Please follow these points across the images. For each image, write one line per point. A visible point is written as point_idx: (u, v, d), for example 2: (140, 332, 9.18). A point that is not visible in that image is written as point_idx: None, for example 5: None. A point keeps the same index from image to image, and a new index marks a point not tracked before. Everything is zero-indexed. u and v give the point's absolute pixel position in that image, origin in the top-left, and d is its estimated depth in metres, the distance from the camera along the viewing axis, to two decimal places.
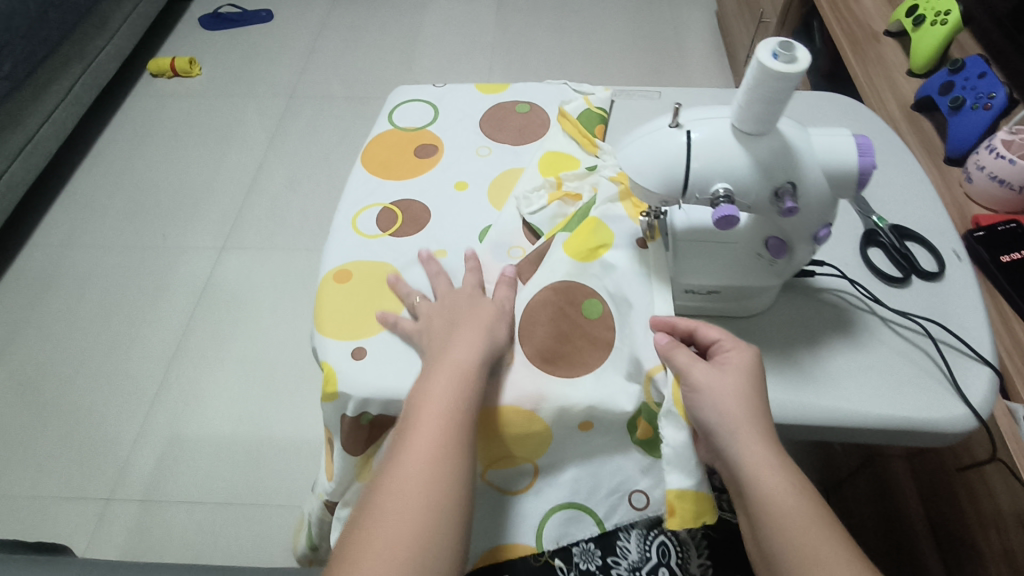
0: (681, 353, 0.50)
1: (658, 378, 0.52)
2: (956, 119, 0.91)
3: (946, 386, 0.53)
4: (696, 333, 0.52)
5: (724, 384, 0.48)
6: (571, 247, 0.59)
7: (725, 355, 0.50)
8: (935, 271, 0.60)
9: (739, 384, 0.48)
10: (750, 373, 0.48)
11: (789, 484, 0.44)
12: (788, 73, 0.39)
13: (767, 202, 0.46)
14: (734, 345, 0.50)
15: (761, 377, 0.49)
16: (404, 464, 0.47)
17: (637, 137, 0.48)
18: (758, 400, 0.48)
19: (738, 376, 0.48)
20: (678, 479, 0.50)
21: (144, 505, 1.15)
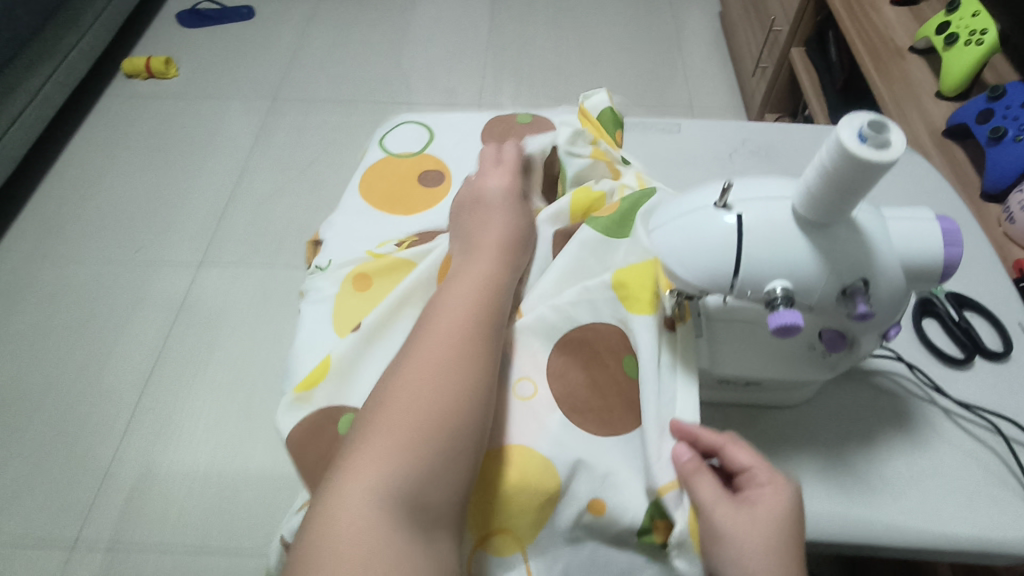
0: (704, 482, 0.42)
1: (669, 499, 0.43)
2: (996, 151, 0.84)
3: (1021, 497, 0.47)
4: (723, 452, 0.44)
5: (753, 535, 0.39)
6: (627, 275, 0.50)
7: (755, 487, 0.42)
8: (1000, 350, 0.53)
9: (769, 539, 0.39)
10: (784, 522, 0.40)
11: None
12: (878, 162, 0.31)
13: (832, 302, 0.39)
14: (769, 479, 0.42)
15: (797, 524, 0.41)
16: (378, 476, 0.39)
17: (675, 216, 0.40)
18: (791, 555, 0.40)
19: (770, 526, 0.40)
20: None
21: (111, 553, 1.06)
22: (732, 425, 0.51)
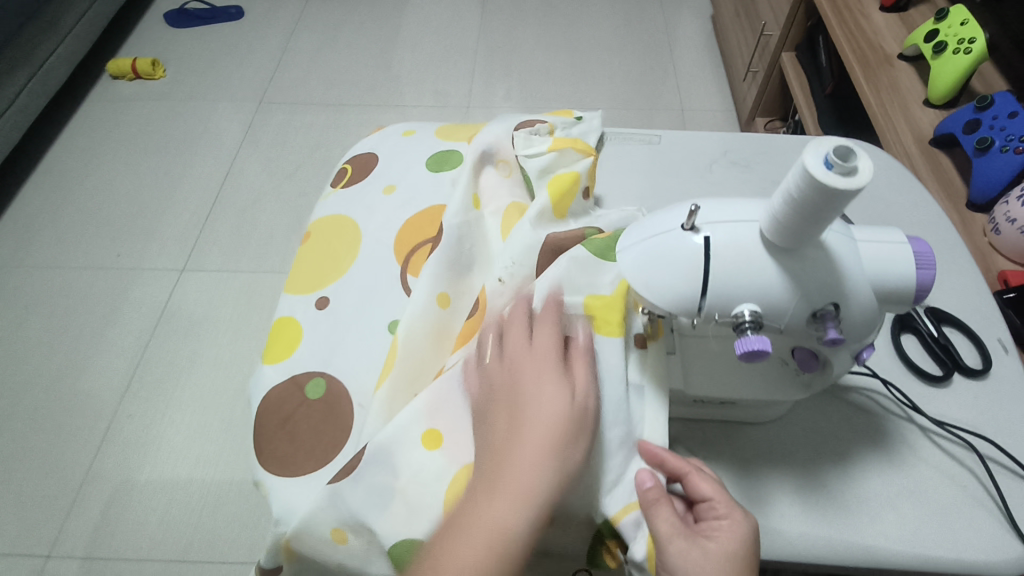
0: (661, 512, 0.41)
1: (624, 524, 0.42)
2: (983, 161, 0.83)
3: (997, 518, 0.46)
4: (686, 481, 0.43)
5: (702, 566, 0.39)
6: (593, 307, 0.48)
7: (714, 520, 0.41)
8: (979, 367, 0.52)
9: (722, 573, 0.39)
10: (737, 558, 0.39)
11: None
12: (842, 189, 0.30)
13: (803, 324, 0.37)
14: (727, 512, 0.41)
15: (753, 559, 0.40)
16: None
17: (645, 236, 0.39)
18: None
19: (721, 560, 0.39)
20: None
21: (88, 564, 1.05)
22: (706, 442, 0.50)
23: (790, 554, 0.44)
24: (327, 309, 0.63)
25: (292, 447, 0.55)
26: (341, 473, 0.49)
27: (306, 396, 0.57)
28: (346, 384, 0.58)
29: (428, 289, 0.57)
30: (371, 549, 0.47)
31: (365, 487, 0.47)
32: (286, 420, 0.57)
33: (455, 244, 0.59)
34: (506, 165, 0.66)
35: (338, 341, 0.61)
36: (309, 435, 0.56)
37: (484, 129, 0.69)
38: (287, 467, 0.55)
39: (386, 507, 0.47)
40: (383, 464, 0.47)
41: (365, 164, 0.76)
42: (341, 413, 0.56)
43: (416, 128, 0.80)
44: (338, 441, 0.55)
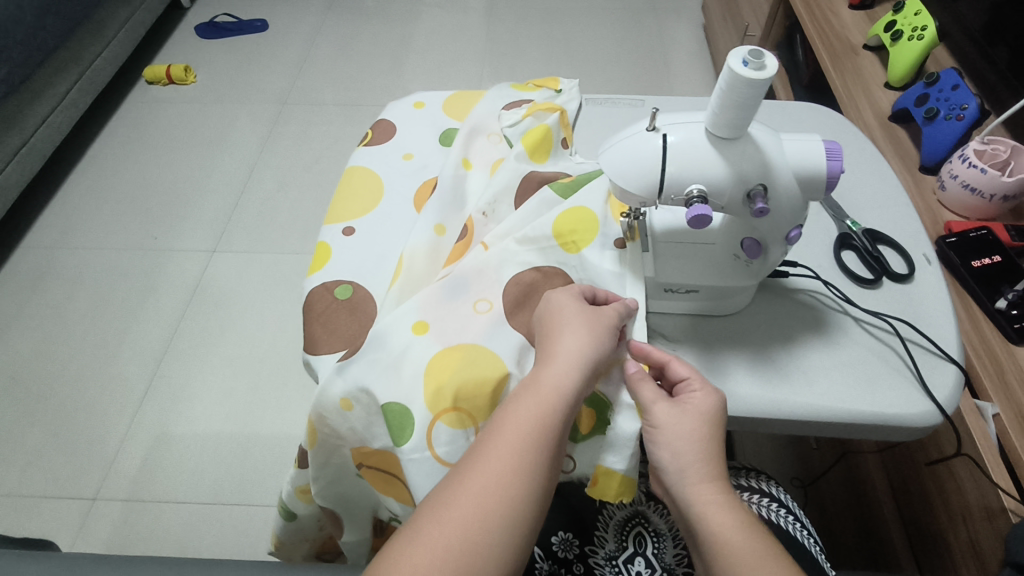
0: (647, 389, 0.52)
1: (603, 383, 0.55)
2: (930, 129, 0.94)
3: (912, 382, 0.56)
4: (667, 367, 0.54)
5: (678, 424, 0.50)
6: (559, 223, 0.61)
7: (689, 389, 0.52)
8: (905, 273, 0.63)
9: (696, 429, 0.50)
10: (708, 418, 0.50)
11: (736, 521, 0.48)
12: (757, 80, 0.42)
13: (740, 203, 0.49)
14: (700, 386, 0.52)
15: (722, 418, 0.51)
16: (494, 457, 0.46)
17: (617, 141, 0.50)
18: (712, 442, 0.50)
19: (697, 420, 0.50)
20: (612, 461, 0.54)
21: (129, 504, 1.15)
22: (676, 330, 0.60)
23: (742, 408, 0.54)
24: (352, 236, 0.70)
25: (323, 336, 0.63)
26: (348, 355, 0.59)
27: (335, 297, 0.65)
28: (371, 292, 0.66)
29: (429, 220, 0.67)
30: (370, 412, 0.56)
31: (364, 363, 0.56)
32: (318, 315, 0.64)
33: (449, 191, 0.70)
34: (496, 134, 0.76)
35: (364, 262, 0.68)
36: (336, 326, 0.63)
37: (478, 106, 0.79)
38: (318, 349, 0.62)
39: (382, 381, 0.55)
40: (380, 343, 0.57)
41: (385, 131, 0.80)
42: (364, 312, 0.64)
43: (425, 99, 0.85)
44: (360, 330, 0.63)
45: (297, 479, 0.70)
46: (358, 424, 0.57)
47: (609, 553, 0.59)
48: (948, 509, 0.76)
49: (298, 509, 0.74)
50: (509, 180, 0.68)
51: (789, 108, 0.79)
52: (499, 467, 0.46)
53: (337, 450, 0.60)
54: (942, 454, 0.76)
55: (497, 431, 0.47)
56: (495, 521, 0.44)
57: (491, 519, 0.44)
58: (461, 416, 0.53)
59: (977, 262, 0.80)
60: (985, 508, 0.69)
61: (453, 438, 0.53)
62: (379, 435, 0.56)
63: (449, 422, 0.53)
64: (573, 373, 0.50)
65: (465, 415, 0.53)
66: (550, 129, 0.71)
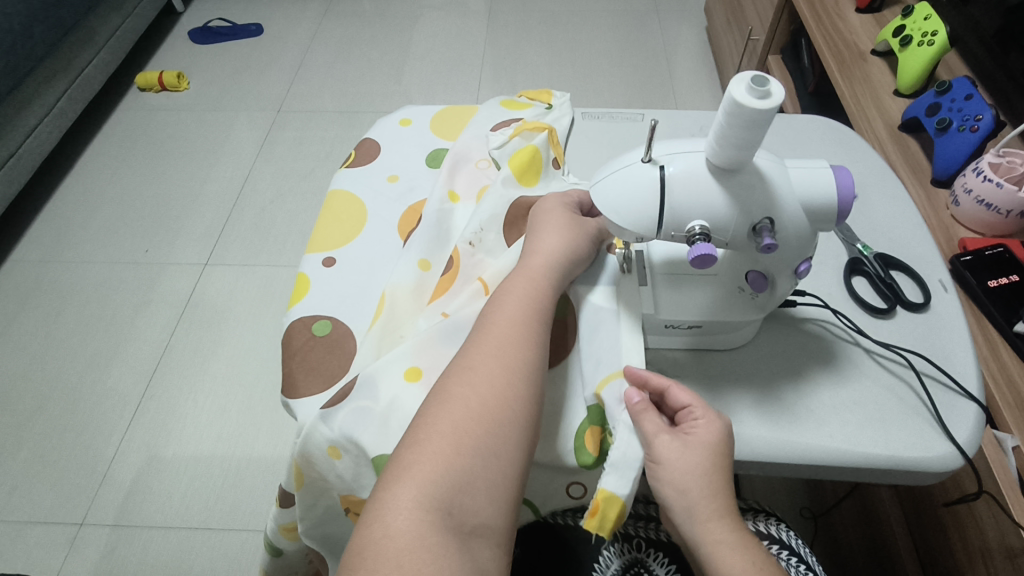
0: (648, 420, 0.48)
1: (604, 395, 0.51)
2: (943, 140, 0.90)
3: (931, 422, 0.52)
4: (667, 393, 0.50)
5: (683, 461, 0.46)
6: None
7: (690, 417, 0.48)
8: (920, 301, 0.59)
9: (700, 462, 0.46)
10: (713, 448, 0.47)
11: (749, 563, 0.45)
12: (762, 111, 0.38)
13: (745, 237, 0.46)
14: (703, 414, 0.48)
15: (728, 448, 0.47)
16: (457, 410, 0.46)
17: (611, 172, 0.47)
18: (720, 474, 0.47)
19: (702, 453, 0.46)
20: (613, 483, 0.47)
21: (117, 529, 1.12)
22: (677, 365, 0.57)
23: (749, 452, 0.51)
24: (333, 267, 0.67)
25: (301, 376, 0.60)
26: (335, 399, 0.55)
27: (313, 333, 0.62)
28: (351, 328, 0.63)
29: (413, 256, 0.64)
30: (360, 463, 0.54)
31: (351, 410, 0.53)
32: (295, 353, 0.61)
33: (434, 226, 0.67)
34: (483, 161, 0.72)
35: (344, 296, 0.65)
36: (314, 365, 0.60)
37: (466, 131, 0.76)
38: (297, 392, 0.59)
39: (369, 428, 0.52)
40: (368, 390, 0.54)
41: (368, 152, 0.77)
42: (344, 349, 0.61)
43: (412, 115, 0.81)
44: (341, 369, 0.60)
45: (279, 518, 0.67)
46: (346, 473, 0.54)
47: None
48: (966, 546, 0.73)
49: (284, 547, 0.71)
50: (496, 210, 0.65)
51: (796, 123, 0.76)
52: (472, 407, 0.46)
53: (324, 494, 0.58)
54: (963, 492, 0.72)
55: (459, 380, 0.47)
56: (476, 460, 0.43)
57: (459, 464, 0.43)
58: None
59: (993, 282, 0.76)
60: (1007, 549, 0.66)
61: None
62: (369, 486, 0.54)
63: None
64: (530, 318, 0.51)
65: None
66: (538, 150, 0.69)
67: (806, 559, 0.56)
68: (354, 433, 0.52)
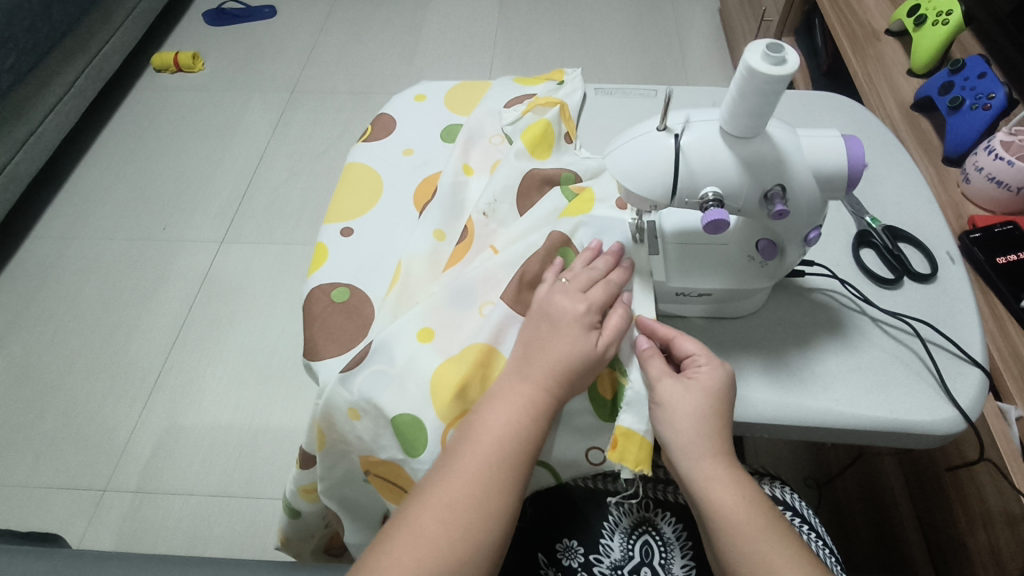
0: (654, 363, 0.51)
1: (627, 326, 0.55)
2: (955, 118, 0.90)
3: (935, 388, 0.53)
4: (673, 342, 0.53)
5: (687, 403, 0.49)
6: (567, 213, 0.61)
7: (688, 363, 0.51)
8: (927, 272, 0.61)
9: (699, 404, 0.48)
10: (712, 392, 0.49)
11: (740, 498, 0.47)
12: (778, 77, 0.39)
13: (756, 204, 0.47)
14: (707, 361, 0.51)
15: (729, 393, 0.50)
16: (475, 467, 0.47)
17: (625, 140, 0.48)
18: (718, 417, 0.49)
19: (703, 395, 0.49)
20: (631, 420, 0.51)
21: (139, 495, 1.15)
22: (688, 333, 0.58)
23: (755, 414, 0.52)
24: (350, 237, 0.69)
25: (321, 340, 0.62)
26: (352, 364, 0.57)
27: (331, 299, 0.64)
28: (368, 295, 0.65)
29: (428, 226, 0.66)
30: (379, 424, 0.55)
31: (370, 372, 0.55)
32: (315, 318, 0.63)
33: (448, 198, 0.68)
34: (497, 137, 0.74)
35: (362, 264, 0.67)
36: (333, 330, 0.62)
37: (480, 106, 0.77)
38: (318, 354, 0.61)
39: (386, 388, 0.54)
40: (384, 353, 0.56)
41: (384, 126, 0.79)
42: (361, 315, 0.63)
43: (427, 91, 0.83)
44: (359, 334, 0.61)
45: (299, 479, 0.69)
46: (365, 435, 0.56)
47: (614, 562, 0.57)
48: (967, 514, 0.75)
49: (303, 507, 0.73)
50: (509, 181, 0.66)
51: (808, 99, 0.76)
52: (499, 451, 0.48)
53: (346, 455, 0.61)
54: (964, 459, 0.74)
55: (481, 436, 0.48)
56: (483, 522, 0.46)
57: (466, 524, 0.45)
58: None
59: (1002, 258, 0.77)
60: (1007, 515, 0.68)
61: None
62: (387, 447, 0.55)
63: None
64: (577, 348, 0.50)
65: None
66: (550, 124, 0.70)
67: (810, 520, 0.58)
68: (372, 394, 0.54)
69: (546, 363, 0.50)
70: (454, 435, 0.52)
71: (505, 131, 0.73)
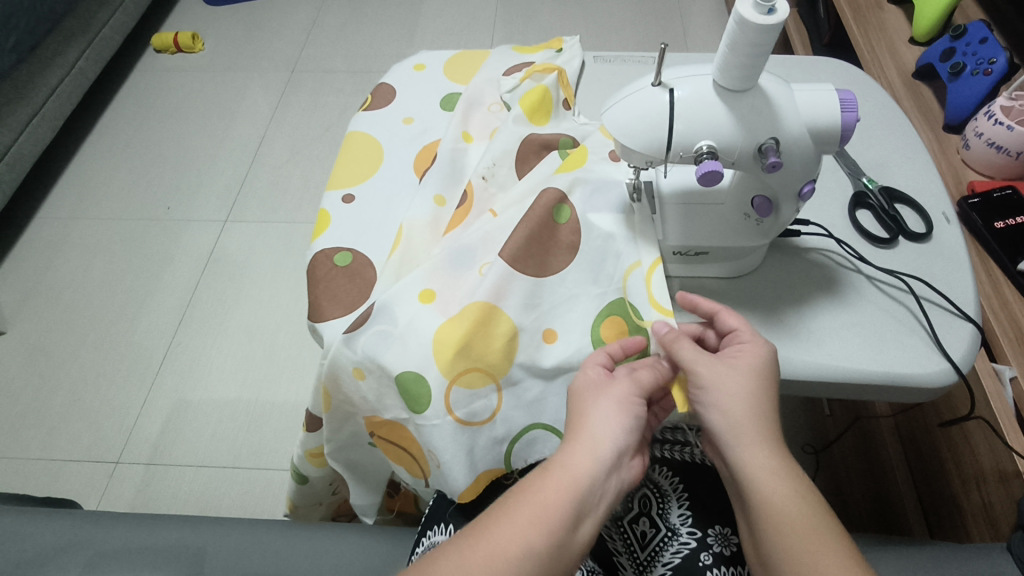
0: (685, 348, 0.50)
1: (634, 274, 0.57)
2: (956, 85, 0.90)
3: (927, 341, 0.54)
4: (717, 317, 0.54)
5: (730, 384, 0.48)
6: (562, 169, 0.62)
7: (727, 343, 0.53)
8: (923, 232, 0.61)
9: (744, 385, 0.48)
10: (756, 372, 0.49)
11: (792, 492, 0.46)
12: (768, 26, 0.40)
13: (751, 158, 0.48)
14: (747, 339, 0.51)
15: (769, 373, 0.49)
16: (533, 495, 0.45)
17: (621, 98, 0.48)
18: (763, 398, 0.49)
19: (746, 376, 0.49)
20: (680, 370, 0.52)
21: (150, 468, 1.18)
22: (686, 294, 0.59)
23: None
24: (352, 204, 0.70)
25: (326, 302, 0.63)
26: (354, 326, 0.58)
27: (334, 263, 0.65)
28: (370, 259, 0.66)
29: (429, 192, 0.67)
30: (382, 383, 0.56)
31: (373, 333, 0.56)
32: (319, 281, 0.64)
33: (448, 164, 0.69)
34: (496, 105, 0.74)
35: (365, 229, 0.68)
36: (337, 293, 0.63)
37: (479, 74, 0.77)
38: (322, 315, 0.62)
39: (389, 347, 0.55)
40: (386, 314, 0.56)
41: (384, 96, 0.79)
42: (364, 278, 0.64)
43: (426, 61, 0.83)
44: (361, 296, 0.63)
45: (306, 443, 0.70)
46: (370, 394, 0.57)
47: (614, 514, 0.59)
48: (961, 473, 0.76)
49: (310, 472, 0.74)
50: (508, 145, 0.67)
51: (807, 64, 0.76)
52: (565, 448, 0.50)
53: (352, 417, 0.62)
54: (956, 416, 0.75)
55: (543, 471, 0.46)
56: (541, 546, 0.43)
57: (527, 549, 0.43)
58: (477, 376, 0.54)
59: (1000, 223, 0.77)
60: (1000, 473, 0.69)
61: (471, 399, 0.54)
62: (391, 406, 0.57)
63: (466, 383, 0.53)
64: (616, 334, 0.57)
65: (480, 374, 0.54)
66: (548, 90, 0.70)
67: None
68: (376, 355, 0.55)
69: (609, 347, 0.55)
70: (457, 391, 0.53)
71: (503, 99, 0.73)
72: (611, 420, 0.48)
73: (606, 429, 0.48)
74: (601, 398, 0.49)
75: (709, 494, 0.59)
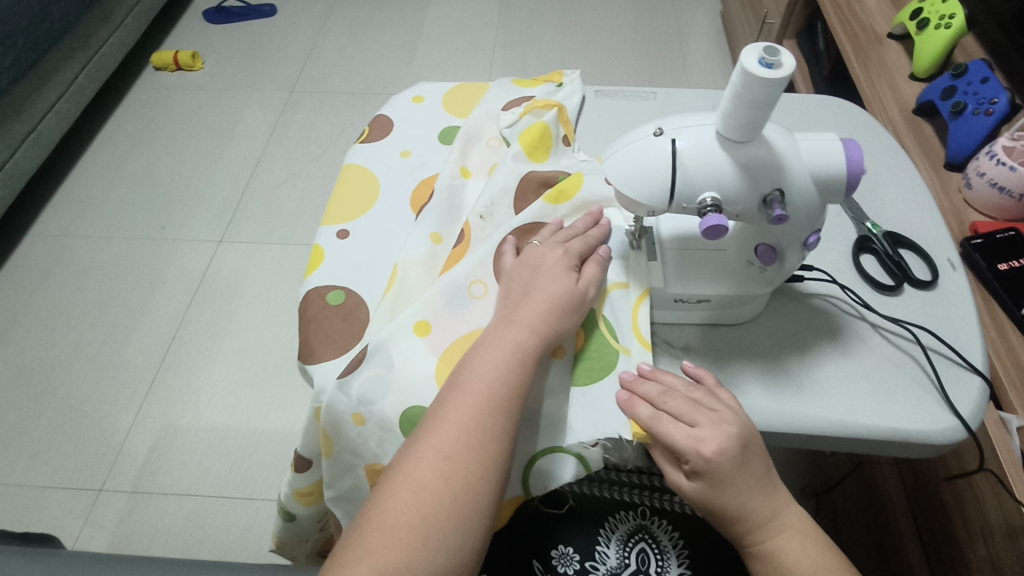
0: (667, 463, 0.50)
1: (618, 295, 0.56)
2: (957, 124, 0.90)
3: (935, 396, 0.53)
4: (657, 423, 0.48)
5: (713, 490, 0.48)
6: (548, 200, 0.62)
7: (711, 402, 0.49)
8: (928, 279, 0.60)
9: (726, 480, 0.47)
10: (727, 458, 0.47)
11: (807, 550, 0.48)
12: (773, 79, 0.39)
13: (755, 209, 0.47)
14: (705, 431, 0.48)
15: (738, 455, 0.47)
16: (427, 452, 0.46)
17: (622, 145, 0.47)
18: (744, 482, 0.48)
19: (723, 470, 0.47)
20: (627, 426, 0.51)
21: (134, 497, 1.15)
22: (685, 340, 0.58)
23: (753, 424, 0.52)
24: (347, 240, 0.68)
25: (317, 343, 0.61)
26: (348, 370, 0.56)
27: (327, 302, 0.64)
28: (364, 297, 0.64)
29: (425, 230, 0.65)
30: (382, 429, 0.53)
31: (368, 376, 0.54)
32: (310, 321, 0.62)
33: (445, 201, 0.68)
34: (495, 139, 0.73)
35: (359, 267, 0.66)
36: (329, 333, 0.62)
37: (478, 108, 0.76)
38: (314, 357, 0.60)
39: (386, 393, 0.53)
40: (382, 356, 0.54)
41: (382, 127, 0.78)
42: (357, 318, 0.62)
43: (425, 92, 0.82)
44: (354, 337, 0.61)
45: (294, 482, 0.68)
46: (371, 441, 0.54)
47: (610, 570, 0.56)
48: (967, 524, 0.75)
49: (297, 512, 0.71)
50: (507, 183, 0.65)
51: (809, 104, 0.75)
52: (444, 462, 0.46)
53: (352, 468, 0.57)
54: (963, 468, 0.74)
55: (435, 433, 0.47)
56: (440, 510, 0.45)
57: (423, 517, 0.44)
58: None
59: (1003, 265, 0.76)
60: (1007, 526, 0.67)
61: None
62: (392, 453, 0.54)
63: None
64: (563, 289, 0.53)
65: None
66: (547, 126, 0.69)
67: None
68: (374, 402, 0.53)
69: (531, 307, 0.52)
70: None
71: (502, 134, 0.72)
72: (492, 370, 0.49)
73: (490, 378, 0.48)
74: (489, 349, 0.50)
75: (706, 552, 0.57)
